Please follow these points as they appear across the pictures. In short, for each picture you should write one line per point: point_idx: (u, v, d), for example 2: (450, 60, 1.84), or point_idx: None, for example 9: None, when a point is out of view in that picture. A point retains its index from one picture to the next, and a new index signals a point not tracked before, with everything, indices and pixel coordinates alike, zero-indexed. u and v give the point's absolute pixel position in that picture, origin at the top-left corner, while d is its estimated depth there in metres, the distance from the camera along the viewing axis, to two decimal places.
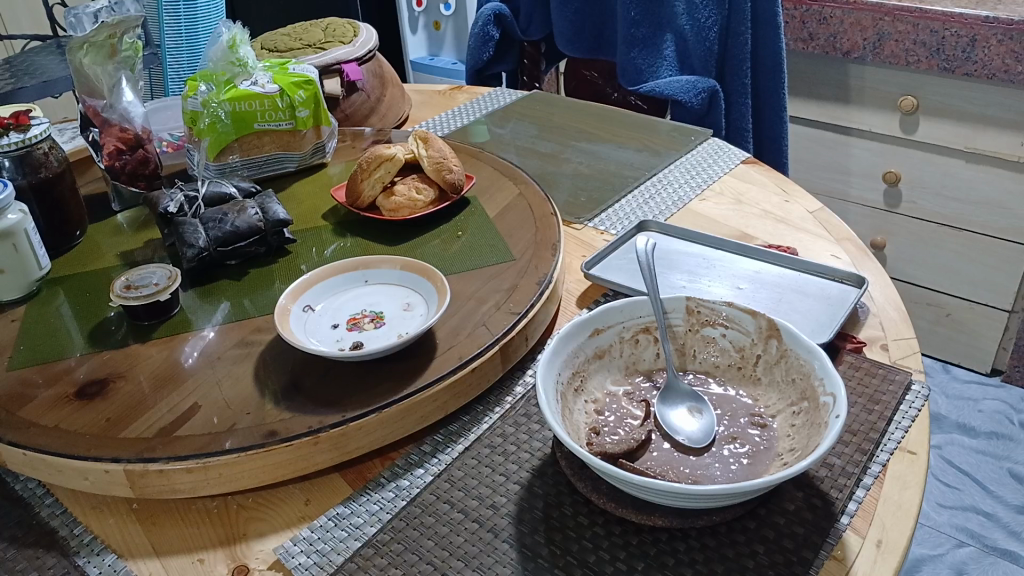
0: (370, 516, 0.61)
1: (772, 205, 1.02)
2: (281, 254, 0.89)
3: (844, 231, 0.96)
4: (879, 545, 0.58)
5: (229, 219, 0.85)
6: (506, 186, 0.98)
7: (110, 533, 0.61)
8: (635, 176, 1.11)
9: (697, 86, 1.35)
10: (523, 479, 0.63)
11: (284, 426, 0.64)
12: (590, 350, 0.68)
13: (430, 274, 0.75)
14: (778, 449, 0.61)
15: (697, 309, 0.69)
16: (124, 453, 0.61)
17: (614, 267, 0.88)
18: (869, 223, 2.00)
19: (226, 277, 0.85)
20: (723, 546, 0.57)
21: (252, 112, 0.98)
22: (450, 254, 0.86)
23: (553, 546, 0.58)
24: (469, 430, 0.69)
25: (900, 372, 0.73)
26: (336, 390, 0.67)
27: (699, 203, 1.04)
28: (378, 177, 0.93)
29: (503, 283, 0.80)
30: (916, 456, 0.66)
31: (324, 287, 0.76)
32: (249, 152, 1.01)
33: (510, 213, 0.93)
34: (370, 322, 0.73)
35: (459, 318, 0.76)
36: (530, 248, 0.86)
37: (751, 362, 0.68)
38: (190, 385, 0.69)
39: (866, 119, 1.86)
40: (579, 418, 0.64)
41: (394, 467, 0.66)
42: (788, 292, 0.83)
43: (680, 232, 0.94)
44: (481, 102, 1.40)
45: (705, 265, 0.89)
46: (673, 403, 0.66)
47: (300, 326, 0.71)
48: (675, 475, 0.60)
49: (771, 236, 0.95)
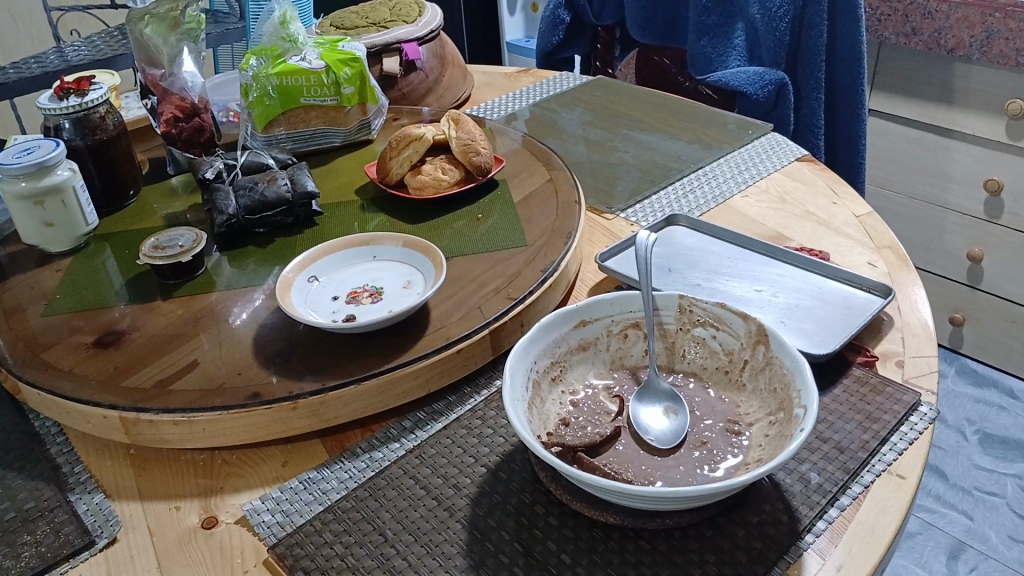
0: (338, 483, 0.64)
1: (817, 206, 0.98)
2: (308, 225, 0.93)
3: (888, 238, 0.90)
4: (840, 569, 0.56)
5: (259, 188, 0.89)
6: (538, 171, 0.98)
7: (105, 474, 0.66)
8: (680, 168, 1.07)
9: (764, 78, 1.30)
10: (491, 463, 0.64)
11: (268, 389, 0.66)
12: (574, 341, 0.67)
13: (431, 252, 0.76)
14: (746, 458, 0.59)
15: (689, 308, 0.68)
16: (121, 401, 0.66)
17: (629, 260, 0.86)
18: (965, 232, 1.87)
19: (253, 245, 0.89)
20: (673, 550, 0.56)
21: (298, 87, 1.02)
22: (470, 236, 0.87)
23: (505, 532, 0.58)
24: (451, 409, 0.70)
25: (909, 392, 0.69)
26: (325, 359, 0.70)
27: (740, 199, 1.00)
28: (406, 156, 0.94)
29: (509, 268, 0.80)
30: (905, 480, 0.62)
31: (331, 260, 0.78)
32: (295, 125, 1.05)
33: (535, 199, 0.92)
34: (368, 297, 0.75)
35: (457, 299, 0.76)
36: (545, 235, 0.85)
37: (738, 366, 0.66)
38: (195, 344, 0.73)
39: (969, 122, 1.74)
40: (551, 409, 0.64)
41: (372, 439, 0.68)
42: (808, 298, 0.79)
43: (708, 229, 0.92)
44: (544, 86, 1.39)
45: (727, 264, 0.86)
46: (649, 402, 0.65)
47: (301, 297, 0.74)
48: (634, 473, 0.59)
49: (806, 238, 0.91)
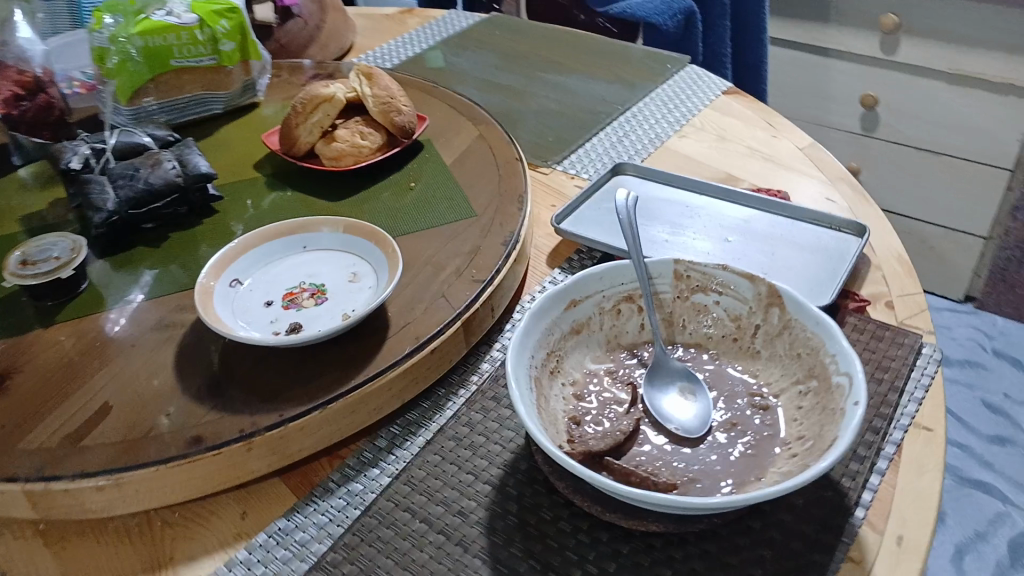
0: (319, 530, 0.53)
1: (758, 141, 0.93)
2: (205, 213, 0.78)
3: (839, 171, 0.87)
4: (900, 543, 0.51)
5: (142, 174, 0.73)
6: (464, 127, 0.88)
7: (12, 562, 0.52)
8: (608, 112, 1.00)
9: (673, 7, 1.24)
10: (494, 478, 0.56)
11: (211, 430, 0.53)
12: (566, 325, 0.59)
13: (375, 236, 0.65)
14: (785, 436, 0.53)
15: (686, 273, 0.61)
16: (20, 470, 0.51)
17: (587, 220, 0.78)
18: (845, 149, 1.92)
19: (144, 244, 0.74)
20: (725, 551, 0.51)
21: (167, 47, 0.87)
22: (407, 210, 0.76)
23: (533, 561, 0.51)
24: (430, 420, 0.61)
25: (908, 335, 0.66)
26: (273, 380, 0.57)
27: (678, 140, 0.94)
28: (315, 121, 0.81)
29: (465, 245, 0.70)
30: (933, 433, 0.58)
31: (255, 257, 0.65)
32: (166, 94, 0.89)
33: (469, 159, 0.82)
34: (309, 298, 0.63)
35: (415, 287, 0.65)
36: (493, 201, 0.75)
37: (748, 333, 0.60)
38: (102, 379, 0.59)
39: (845, 40, 1.76)
40: (557, 407, 0.55)
41: (344, 468, 0.57)
42: (781, 244, 0.75)
43: (657, 176, 0.85)
44: (434, 28, 1.27)
45: (688, 214, 0.80)
46: (663, 384, 0.58)
47: (227, 307, 0.61)
48: (670, 473, 0.52)
49: (758, 178, 0.87)
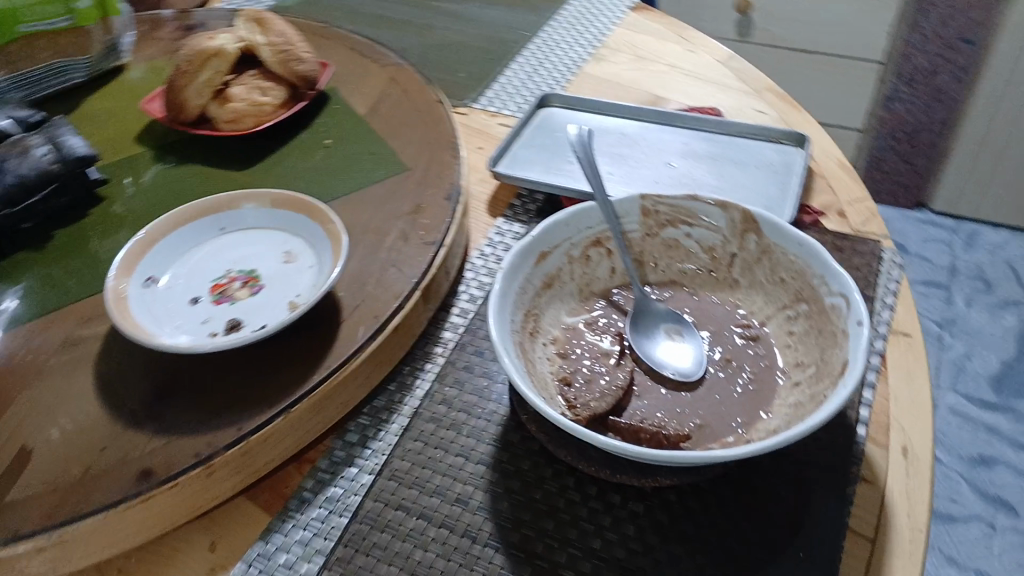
0: (304, 548, 0.47)
1: (675, 57, 0.89)
2: (93, 203, 0.67)
3: (762, 80, 0.85)
4: (907, 455, 0.50)
5: (9, 164, 0.61)
6: (370, 74, 0.80)
7: None
8: (516, 40, 0.94)
9: None
10: (487, 456, 0.51)
11: (162, 458, 0.46)
12: (538, 280, 0.54)
13: (306, 208, 0.58)
14: (783, 365, 0.51)
15: (653, 209, 0.57)
16: None
17: (523, 161, 0.74)
18: None
19: (26, 249, 0.63)
20: (741, 494, 0.48)
21: (14, 10, 0.76)
22: (327, 172, 0.69)
23: (549, 539, 0.46)
24: (402, 404, 0.55)
25: (868, 242, 0.65)
26: (223, 388, 0.50)
27: (593, 64, 0.89)
28: (205, 81, 0.71)
29: (403, 205, 0.63)
30: (913, 338, 0.58)
31: (169, 249, 0.57)
32: (17, 65, 0.77)
33: (384, 107, 0.75)
34: (241, 287, 0.56)
35: (359, 260, 0.59)
36: (421, 150, 0.69)
37: (724, 263, 0.57)
38: (12, 417, 0.50)
39: None
40: (544, 370, 0.51)
41: (318, 473, 0.51)
42: (725, 164, 0.72)
43: (585, 105, 0.80)
44: None
45: (625, 142, 0.76)
46: (648, 330, 0.55)
47: (149, 311, 0.52)
48: (679, 423, 0.49)
49: (683, 95, 0.83)
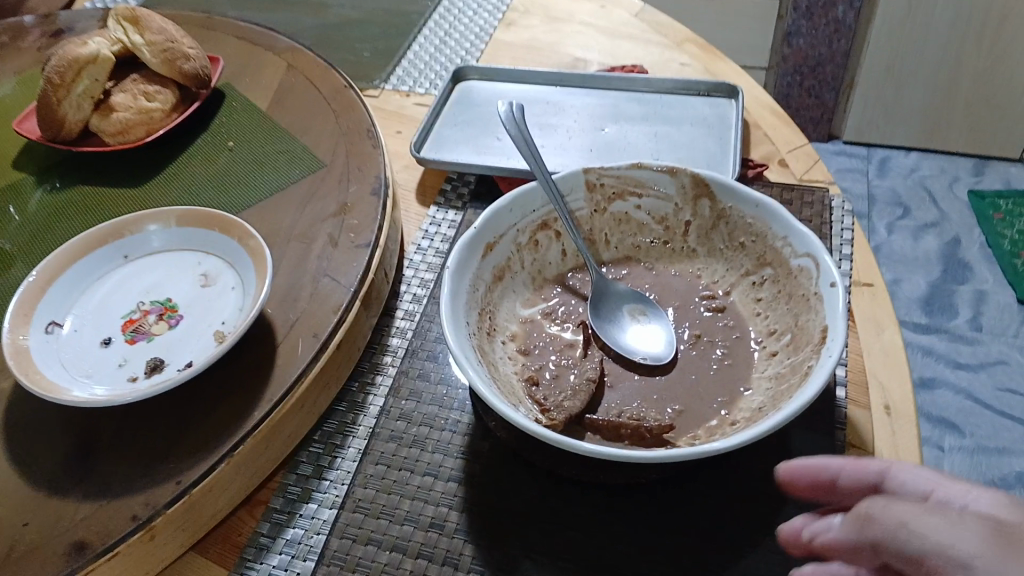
0: None
1: (589, 14, 0.85)
2: None
3: (681, 31, 0.82)
4: (889, 412, 0.49)
5: None
6: (265, 63, 0.73)
7: None
8: (418, 10, 0.88)
9: None
10: (457, 471, 0.47)
11: (94, 527, 0.40)
12: (488, 274, 0.50)
13: (218, 224, 0.52)
14: (756, 335, 0.49)
15: (598, 183, 0.53)
16: None
17: (448, 142, 0.69)
18: None
19: None
20: (731, 477, 0.45)
21: None
22: (237, 178, 0.62)
23: (539, 555, 0.43)
24: (355, 425, 0.50)
25: (815, 191, 0.63)
26: (153, 436, 0.45)
27: (505, 29, 0.85)
28: (83, 91, 0.64)
29: (327, 206, 0.58)
30: (874, 287, 0.56)
31: (68, 285, 0.50)
32: None
33: (288, 99, 0.69)
34: (157, 321, 0.51)
35: (287, 272, 0.54)
36: (338, 142, 0.63)
37: (678, 232, 0.54)
38: None
39: None
40: (508, 371, 0.47)
41: (272, 515, 0.46)
42: (657, 123, 0.69)
43: (505, 75, 0.75)
44: None
45: (551, 111, 0.72)
46: (610, 314, 0.51)
47: (56, 359, 0.46)
48: (659, 413, 0.45)
49: (604, 54, 0.80)
